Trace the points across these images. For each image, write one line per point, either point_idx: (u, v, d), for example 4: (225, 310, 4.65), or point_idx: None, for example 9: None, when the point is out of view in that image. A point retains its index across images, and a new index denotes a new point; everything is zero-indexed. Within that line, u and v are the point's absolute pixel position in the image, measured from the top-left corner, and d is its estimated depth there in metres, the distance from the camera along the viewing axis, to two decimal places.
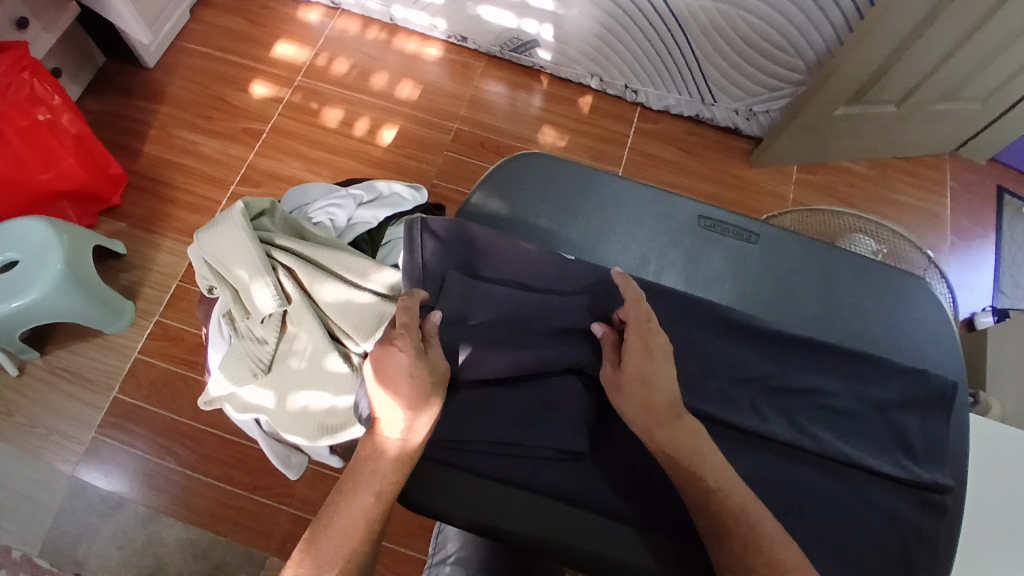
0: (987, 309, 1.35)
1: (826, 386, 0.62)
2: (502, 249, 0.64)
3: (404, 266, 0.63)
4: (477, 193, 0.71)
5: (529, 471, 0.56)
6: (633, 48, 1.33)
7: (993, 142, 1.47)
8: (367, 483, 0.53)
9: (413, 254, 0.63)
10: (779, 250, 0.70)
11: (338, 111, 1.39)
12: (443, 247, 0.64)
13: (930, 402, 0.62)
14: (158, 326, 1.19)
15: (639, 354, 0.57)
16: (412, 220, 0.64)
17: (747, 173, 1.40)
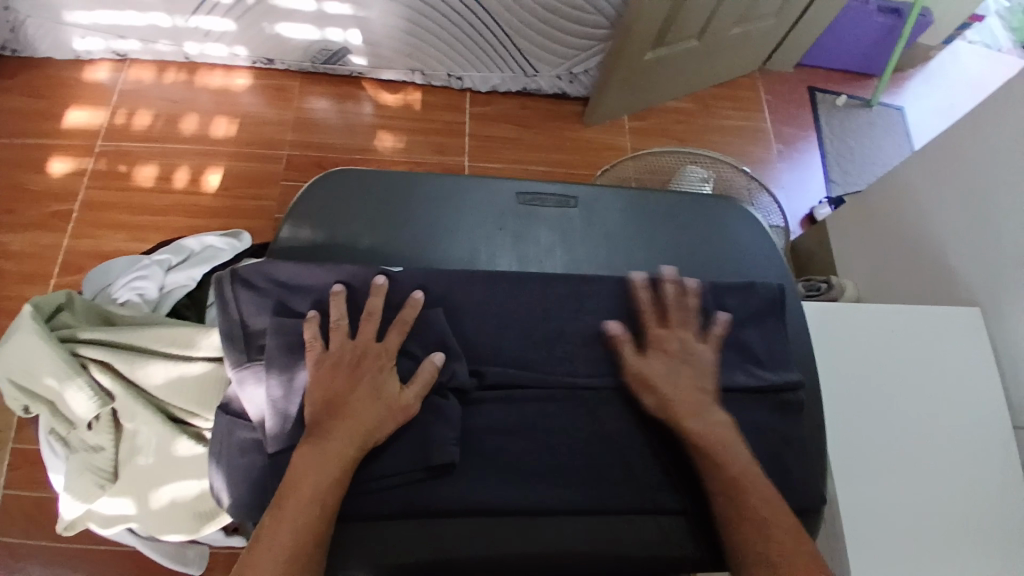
0: (823, 202, 1.47)
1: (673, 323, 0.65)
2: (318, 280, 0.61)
3: (223, 327, 0.60)
4: (287, 228, 0.67)
5: (414, 497, 0.55)
6: (444, 36, 1.31)
7: (791, 50, 1.60)
8: (294, 514, 0.49)
9: (228, 312, 0.60)
10: (600, 207, 0.72)
11: (154, 168, 1.27)
12: (258, 295, 0.61)
13: (766, 311, 0.66)
14: (10, 455, 1.06)
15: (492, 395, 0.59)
16: (220, 278, 0.61)
17: (586, 132, 1.44)
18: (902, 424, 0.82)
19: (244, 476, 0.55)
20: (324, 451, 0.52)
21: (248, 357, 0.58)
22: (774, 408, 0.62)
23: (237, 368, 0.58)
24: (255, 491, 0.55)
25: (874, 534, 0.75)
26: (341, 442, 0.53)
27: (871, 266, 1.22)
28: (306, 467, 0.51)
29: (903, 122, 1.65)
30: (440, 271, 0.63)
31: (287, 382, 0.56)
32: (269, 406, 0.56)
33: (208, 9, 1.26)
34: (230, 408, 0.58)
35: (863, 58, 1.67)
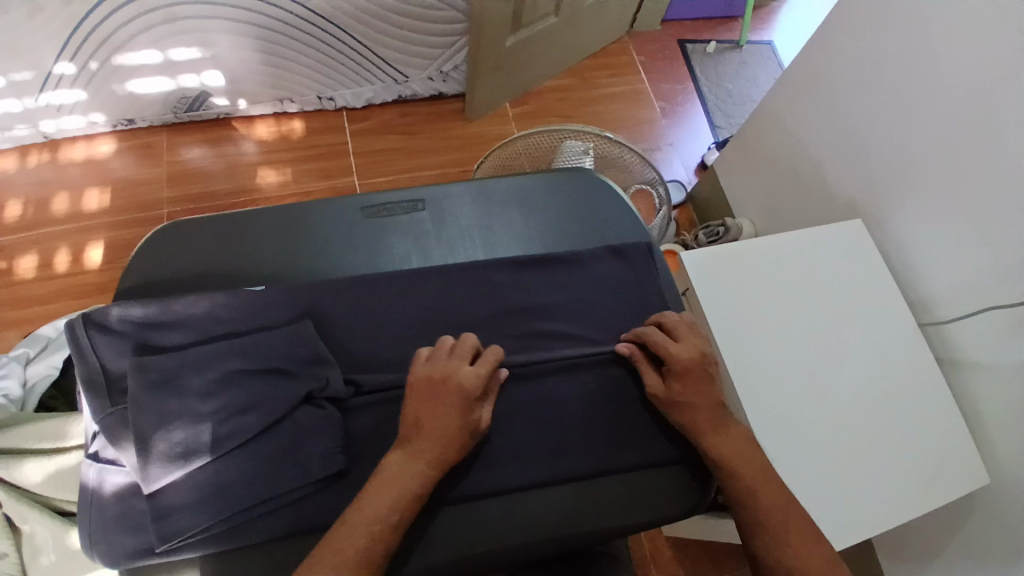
0: (711, 149, 1.52)
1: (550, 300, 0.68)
2: (182, 314, 0.60)
3: (79, 377, 0.56)
4: (125, 288, 0.65)
5: (295, 518, 0.54)
6: (305, 61, 1.30)
7: (653, 9, 1.64)
8: (368, 515, 0.50)
9: (84, 360, 0.56)
10: (447, 202, 0.74)
11: (31, 255, 1.22)
12: (118, 339, 0.58)
13: (641, 264, 0.71)
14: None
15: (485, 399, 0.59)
16: (71, 323, 0.58)
17: (471, 127, 1.45)
18: (797, 346, 0.86)
19: (122, 522, 0.53)
20: (416, 455, 0.53)
21: (112, 404, 0.54)
22: None
23: (102, 416, 0.54)
24: (139, 534, 0.53)
25: (792, 457, 0.78)
26: (433, 447, 0.54)
27: (761, 202, 1.27)
28: (396, 471, 0.53)
29: (774, 56, 1.72)
30: (303, 294, 0.64)
31: (158, 418, 0.53)
32: (139, 447, 0.52)
33: (54, 83, 1.20)
34: (98, 453, 0.55)
35: (723, 3, 1.73)
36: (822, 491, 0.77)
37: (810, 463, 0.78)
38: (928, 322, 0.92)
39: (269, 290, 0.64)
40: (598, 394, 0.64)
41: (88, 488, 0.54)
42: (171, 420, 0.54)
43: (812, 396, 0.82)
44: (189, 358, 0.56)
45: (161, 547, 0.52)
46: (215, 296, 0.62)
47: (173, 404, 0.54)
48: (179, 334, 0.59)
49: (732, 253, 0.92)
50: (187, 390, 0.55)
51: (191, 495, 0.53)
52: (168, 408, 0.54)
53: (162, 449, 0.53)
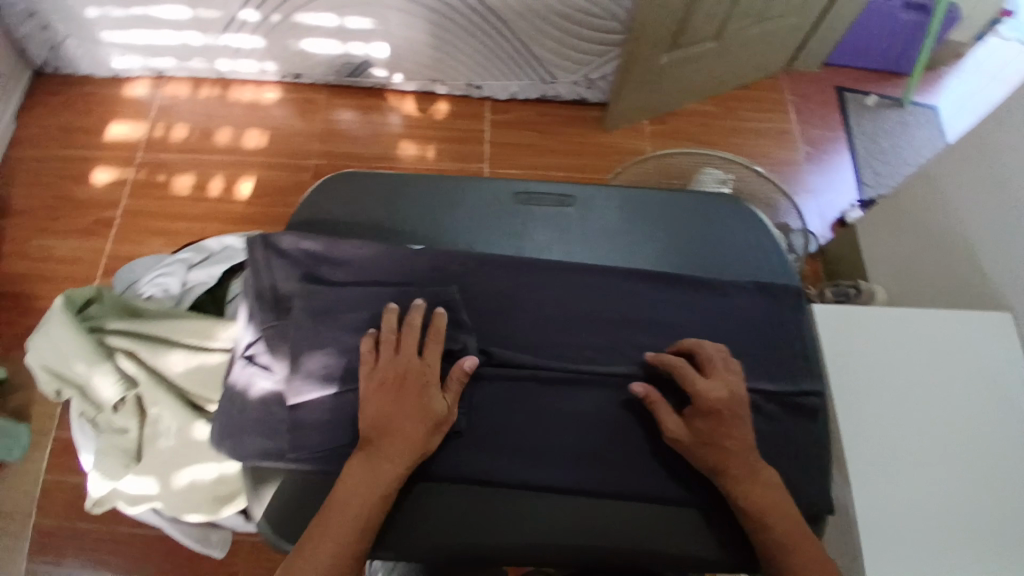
0: (851, 204, 1.44)
1: (682, 319, 0.67)
2: (344, 255, 0.65)
3: (253, 289, 0.63)
4: (294, 218, 0.70)
5: (406, 464, 0.57)
6: (462, 47, 1.35)
7: (816, 51, 1.57)
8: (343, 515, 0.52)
9: (260, 275, 0.63)
10: (598, 204, 0.74)
11: (191, 178, 1.35)
12: (289, 263, 0.64)
13: (788, 311, 0.69)
14: (54, 445, 1.14)
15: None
16: (254, 240, 0.65)
17: (607, 137, 1.45)
18: (917, 426, 0.79)
19: (259, 424, 0.59)
20: (380, 456, 0.54)
21: (276, 317, 0.62)
22: (786, 411, 0.64)
23: (267, 326, 0.61)
24: (271, 440, 0.58)
25: (888, 540, 0.73)
26: (397, 448, 0.54)
27: (899, 269, 1.19)
28: (399, 437, 0.55)
29: (939, 120, 1.60)
30: (453, 259, 0.66)
31: (312, 340, 0.59)
32: (292, 361, 0.59)
33: (237, 28, 1.33)
34: (250, 356, 0.61)
35: (893, 56, 1.63)
36: None
37: (906, 552, 0.72)
38: None
39: (423, 250, 0.67)
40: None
41: (235, 386, 0.61)
42: (322, 344, 0.59)
43: (926, 484, 0.76)
44: (345, 297, 0.62)
45: (291, 455, 0.57)
46: (374, 245, 0.66)
47: (326, 332, 0.60)
48: (338, 272, 0.64)
49: (865, 312, 0.86)
50: (340, 322, 0.60)
51: (327, 417, 0.58)
52: (321, 334, 0.59)
53: (310, 367, 0.59)
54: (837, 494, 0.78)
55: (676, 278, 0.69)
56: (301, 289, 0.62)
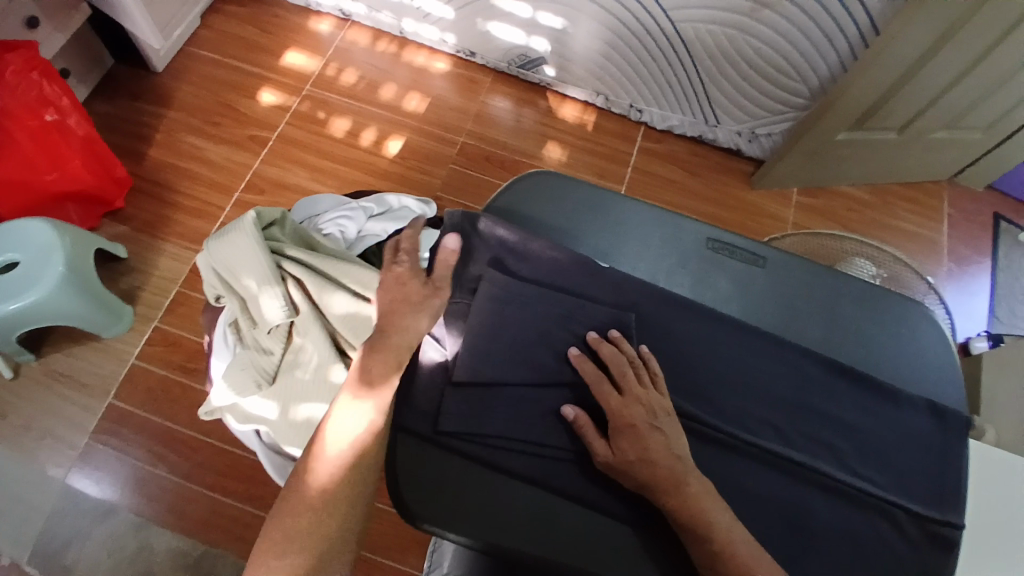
0: (982, 335, 1.36)
1: (842, 412, 0.64)
2: (534, 253, 0.67)
3: (444, 262, 0.66)
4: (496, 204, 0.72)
5: (547, 471, 0.59)
6: (639, 69, 1.34)
7: (990, 171, 1.49)
8: None
9: (453, 251, 0.66)
10: (787, 274, 0.72)
11: (345, 121, 1.39)
12: (481, 246, 0.67)
13: (954, 436, 0.63)
14: (157, 332, 1.18)
15: (629, 435, 0.57)
16: (454, 216, 0.67)
17: (749, 195, 1.42)
18: None
19: (421, 387, 0.62)
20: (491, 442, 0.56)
21: (461, 296, 0.65)
22: (931, 542, 0.59)
23: (450, 301, 0.65)
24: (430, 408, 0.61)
25: None
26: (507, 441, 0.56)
27: None
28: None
29: None
30: (638, 289, 0.66)
31: (490, 327, 0.63)
32: (467, 341, 0.62)
33: None
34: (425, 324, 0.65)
35: None
36: None
37: None
38: None
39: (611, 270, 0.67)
40: (855, 529, 0.60)
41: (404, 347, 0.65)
42: (498, 333, 0.63)
43: None
44: (527, 297, 0.64)
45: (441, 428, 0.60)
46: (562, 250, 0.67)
47: (506, 323, 0.63)
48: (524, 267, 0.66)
49: None
50: (518, 316, 0.63)
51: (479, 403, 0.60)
52: (503, 323, 0.63)
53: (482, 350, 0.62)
54: None
55: (852, 373, 0.66)
56: (488, 276, 0.64)
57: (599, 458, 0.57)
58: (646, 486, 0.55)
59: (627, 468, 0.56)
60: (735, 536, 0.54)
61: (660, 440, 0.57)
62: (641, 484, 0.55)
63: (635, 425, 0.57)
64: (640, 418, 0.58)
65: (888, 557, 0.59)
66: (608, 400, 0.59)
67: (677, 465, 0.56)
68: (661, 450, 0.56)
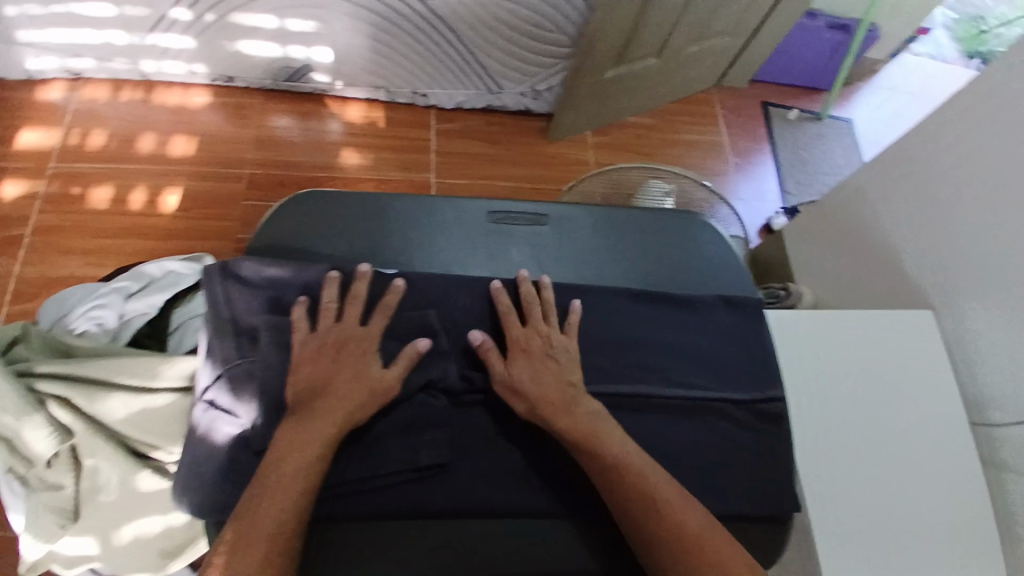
0: (778, 213, 1.53)
1: (657, 337, 0.68)
2: (312, 283, 0.61)
3: (212, 324, 0.58)
4: (256, 240, 0.65)
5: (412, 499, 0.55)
6: (408, 54, 1.31)
7: (745, 68, 1.66)
8: (257, 523, 0.48)
9: (218, 309, 0.58)
10: (571, 223, 0.74)
11: (109, 189, 1.23)
12: (253, 292, 0.60)
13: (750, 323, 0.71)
14: None
15: (523, 357, 0.60)
16: (210, 270, 0.60)
17: (551, 148, 1.47)
18: (862, 428, 0.85)
19: (226, 473, 0.53)
20: (310, 421, 0.52)
21: (239, 355, 0.56)
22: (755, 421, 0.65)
23: (228, 365, 0.56)
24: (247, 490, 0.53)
25: (839, 540, 0.77)
26: (335, 407, 0.54)
27: (827, 275, 1.27)
28: (292, 439, 0.51)
29: (852, 135, 1.73)
30: (434, 285, 0.64)
31: (283, 375, 0.55)
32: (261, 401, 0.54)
33: (167, 26, 1.23)
34: (209, 399, 0.56)
35: (815, 75, 1.74)
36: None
37: (859, 547, 0.77)
38: (978, 422, 0.91)
39: (401, 273, 0.64)
40: (697, 435, 0.64)
41: (196, 433, 0.55)
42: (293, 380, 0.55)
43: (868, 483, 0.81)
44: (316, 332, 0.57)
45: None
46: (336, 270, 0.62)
47: (297, 366, 0.55)
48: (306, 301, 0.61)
49: (811, 321, 0.92)
50: (310, 354, 0.56)
51: None
52: (300, 369, 0.55)
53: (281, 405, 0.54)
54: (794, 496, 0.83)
55: (652, 296, 0.70)
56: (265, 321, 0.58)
57: (496, 376, 0.59)
58: (537, 406, 0.57)
59: (518, 386, 0.58)
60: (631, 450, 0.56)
61: (555, 366, 0.60)
62: (531, 405, 0.58)
63: (531, 351, 0.61)
64: (536, 345, 0.61)
65: (728, 450, 0.63)
66: (511, 329, 0.62)
67: (568, 390, 0.59)
68: (552, 377, 0.60)
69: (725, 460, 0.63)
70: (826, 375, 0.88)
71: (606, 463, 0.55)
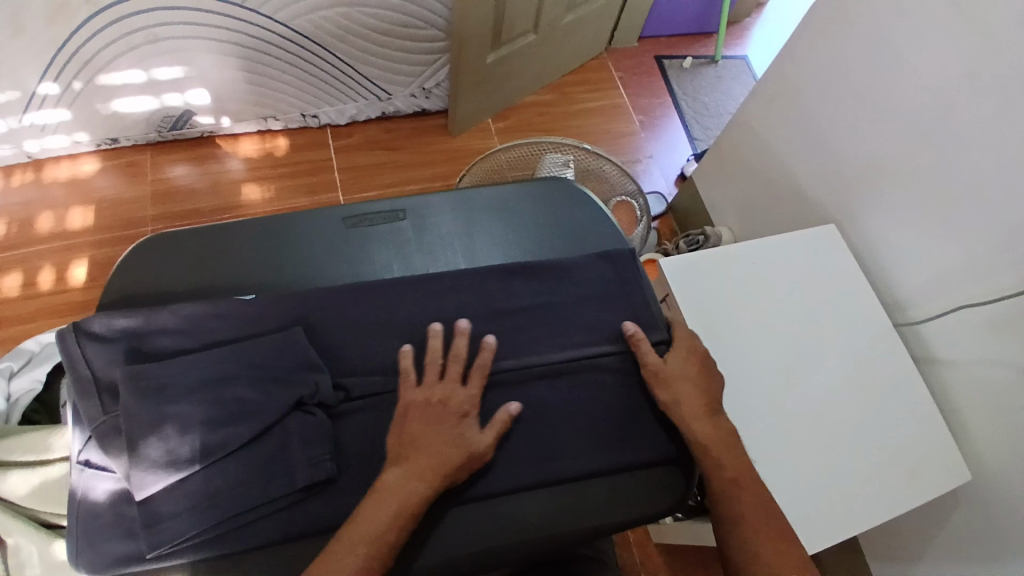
0: (689, 160, 1.56)
1: (537, 304, 0.69)
2: (168, 326, 0.61)
3: (72, 387, 0.56)
4: (111, 291, 0.66)
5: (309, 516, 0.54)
6: (287, 79, 1.31)
7: (629, 27, 1.69)
8: (347, 554, 0.49)
9: (78, 370, 0.57)
10: (427, 212, 0.75)
11: (12, 275, 1.21)
12: (111, 346, 0.59)
13: (625, 274, 0.73)
14: None
15: (678, 356, 0.66)
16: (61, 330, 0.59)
17: (454, 142, 1.48)
18: (773, 350, 0.87)
19: (115, 527, 0.53)
20: (414, 471, 0.53)
21: (104, 411, 0.55)
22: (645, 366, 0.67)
23: (96, 424, 0.55)
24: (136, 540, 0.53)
25: (771, 460, 0.79)
26: (428, 463, 0.54)
27: (739, 210, 1.30)
28: (395, 487, 0.53)
29: (749, 70, 1.76)
30: (294, 298, 0.65)
31: (147, 422, 0.54)
32: (128, 451, 0.53)
33: (38, 104, 1.21)
34: (87, 461, 0.55)
35: (700, 19, 1.77)
36: (800, 487, 0.78)
37: (790, 462, 0.80)
38: (902, 322, 0.95)
39: (257, 296, 0.65)
40: (598, 394, 0.64)
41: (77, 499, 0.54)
42: (161, 427, 0.54)
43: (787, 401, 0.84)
44: (179, 368, 0.57)
45: (151, 554, 0.52)
46: (192, 309, 0.62)
47: (160, 412, 0.54)
48: (164, 345, 0.60)
49: (710, 258, 0.94)
50: (173, 397, 0.55)
51: (186, 504, 0.53)
52: (169, 413, 0.55)
53: (152, 454, 0.53)
54: None
55: (522, 270, 0.70)
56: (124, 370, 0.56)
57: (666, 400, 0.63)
58: (674, 405, 0.62)
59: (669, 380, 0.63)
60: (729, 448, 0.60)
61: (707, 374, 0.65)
62: (671, 398, 0.62)
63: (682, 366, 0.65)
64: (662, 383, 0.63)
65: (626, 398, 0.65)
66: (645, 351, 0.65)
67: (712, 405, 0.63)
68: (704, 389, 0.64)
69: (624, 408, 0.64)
70: (731, 306, 0.90)
71: (713, 450, 0.60)
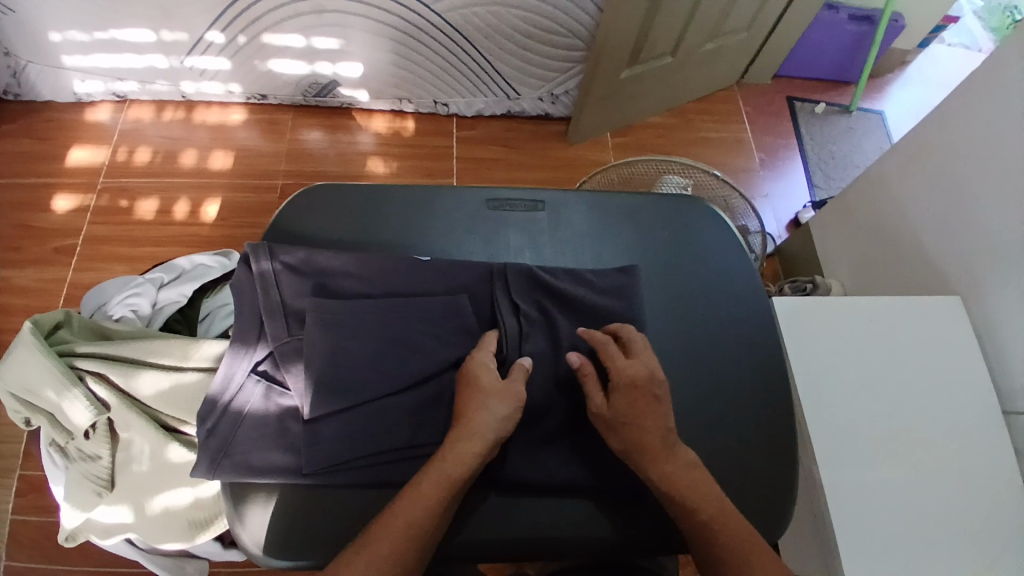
0: (807, 207, 1.50)
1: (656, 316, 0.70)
2: (345, 268, 0.65)
3: (261, 306, 0.60)
4: (271, 227, 0.71)
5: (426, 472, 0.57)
6: (429, 67, 1.38)
7: (766, 64, 1.66)
8: (396, 527, 0.50)
9: (267, 291, 0.61)
10: (565, 209, 0.76)
11: (153, 201, 1.33)
12: (301, 278, 0.63)
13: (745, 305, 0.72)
14: (23, 480, 1.07)
15: (628, 393, 0.57)
16: (256, 250, 0.62)
17: (571, 150, 1.50)
18: (877, 412, 0.83)
19: (278, 437, 0.58)
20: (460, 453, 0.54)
21: (289, 333, 0.60)
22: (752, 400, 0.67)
23: (279, 343, 0.59)
24: (288, 455, 0.57)
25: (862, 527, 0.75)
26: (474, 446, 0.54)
27: (854, 265, 1.23)
28: (432, 467, 0.53)
29: (883, 127, 1.68)
30: (448, 265, 0.67)
31: (328, 353, 0.59)
32: (311, 376, 0.58)
33: (202, 49, 1.33)
34: (258, 372, 0.59)
35: (840, 67, 1.70)
36: (889, 562, 0.74)
37: (880, 532, 0.75)
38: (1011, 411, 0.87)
39: (433, 259, 0.68)
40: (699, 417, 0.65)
41: (228, 406, 0.58)
42: (338, 359, 0.59)
43: (890, 469, 0.79)
44: (358, 310, 0.62)
45: (307, 471, 0.56)
46: (359, 256, 0.66)
47: (338, 346, 0.59)
48: (339, 286, 0.64)
49: (824, 305, 0.91)
50: (348, 335, 0.60)
51: (347, 431, 0.57)
52: (348, 351, 0.59)
53: (325, 383, 0.58)
54: (809, 479, 0.82)
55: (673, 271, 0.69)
56: (319, 304, 0.61)
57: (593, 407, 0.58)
58: (630, 446, 0.56)
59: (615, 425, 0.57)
60: (709, 491, 0.55)
61: (659, 410, 0.57)
62: (625, 445, 0.57)
63: (636, 386, 0.58)
64: (644, 379, 0.58)
65: (728, 427, 0.65)
66: (612, 359, 0.60)
67: (667, 435, 0.56)
68: (657, 419, 0.57)
69: (724, 436, 0.64)
70: (844, 359, 0.86)
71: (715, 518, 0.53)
